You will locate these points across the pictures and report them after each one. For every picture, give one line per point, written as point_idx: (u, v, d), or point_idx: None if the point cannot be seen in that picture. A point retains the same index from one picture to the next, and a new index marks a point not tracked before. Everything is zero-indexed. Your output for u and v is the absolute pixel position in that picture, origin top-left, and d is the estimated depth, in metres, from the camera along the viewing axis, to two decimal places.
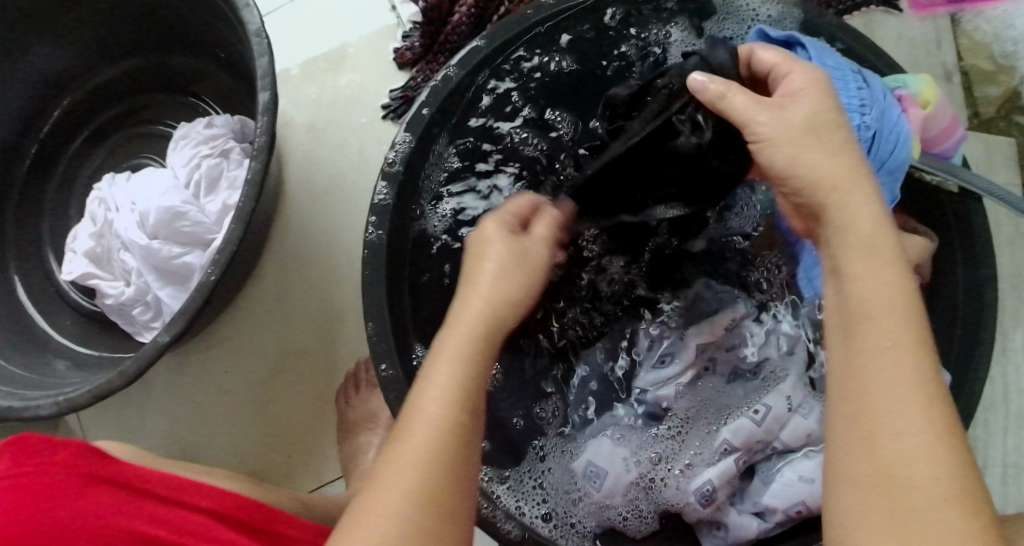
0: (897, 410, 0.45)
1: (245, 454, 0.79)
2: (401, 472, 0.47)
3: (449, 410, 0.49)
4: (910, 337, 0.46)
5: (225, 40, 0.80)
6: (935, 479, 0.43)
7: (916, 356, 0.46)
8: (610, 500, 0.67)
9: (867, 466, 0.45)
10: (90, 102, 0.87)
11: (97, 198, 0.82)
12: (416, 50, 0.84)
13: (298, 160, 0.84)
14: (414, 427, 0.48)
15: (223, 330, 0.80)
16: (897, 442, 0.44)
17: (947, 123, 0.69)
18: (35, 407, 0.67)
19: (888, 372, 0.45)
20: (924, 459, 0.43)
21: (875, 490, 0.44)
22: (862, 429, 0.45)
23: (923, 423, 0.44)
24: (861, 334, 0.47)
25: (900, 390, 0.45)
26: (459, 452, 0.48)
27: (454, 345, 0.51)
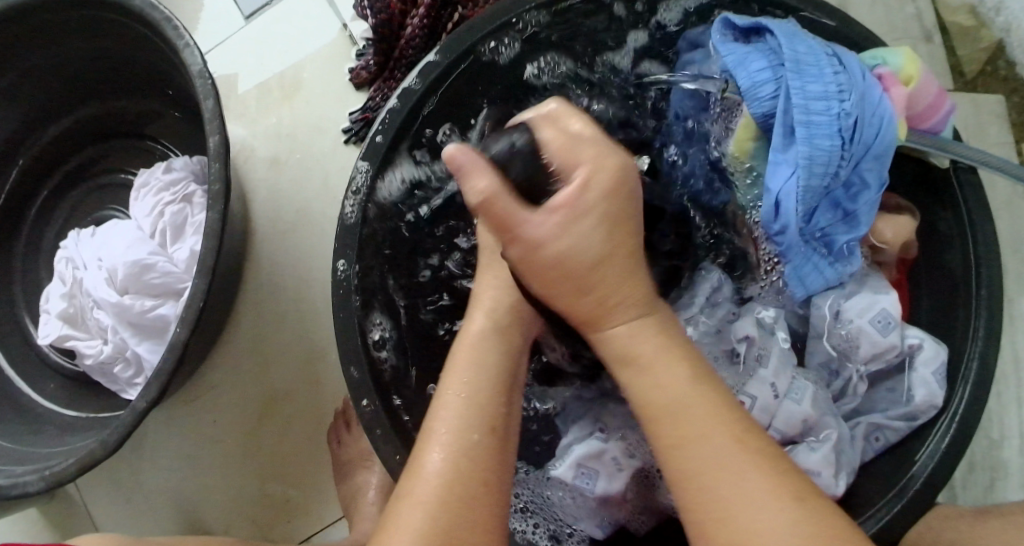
0: (709, 445, 0.47)
1: (242, 503, 0.78)
2: (423, 490, 0.47)
3: (459, 420, 0.50)
4: (706, 413, 0.48)
5: (177, 78, 0.76)
6: (768, 520, 0.44)
7: (730, 439, 0.47)
8: (602, 502, 0.65)
9: (705, 518, 0.46)
10: (47, 159, 0.85)
11: (64, 257, 0.81)
12: (371, 68, 0.81)
13: (263, 195, 0.81)
14: (427, 458, 0.49)
15: (206, 380, 0.79)
16: (729, 498, 0.45)
17: (934, 97, 0.66)
18: (22, 484, 0.66)
19: (690, 430, 0.48)
20: (750, 500, 0.45)
21: (718, 538, 0.45)
22: (695, 503, 0.47)
23: (767, 484, 0.45)
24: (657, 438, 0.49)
25: (712, 466, 0.46)
26: (478, 473, 0.48)
27: (476, 347, 0.54)
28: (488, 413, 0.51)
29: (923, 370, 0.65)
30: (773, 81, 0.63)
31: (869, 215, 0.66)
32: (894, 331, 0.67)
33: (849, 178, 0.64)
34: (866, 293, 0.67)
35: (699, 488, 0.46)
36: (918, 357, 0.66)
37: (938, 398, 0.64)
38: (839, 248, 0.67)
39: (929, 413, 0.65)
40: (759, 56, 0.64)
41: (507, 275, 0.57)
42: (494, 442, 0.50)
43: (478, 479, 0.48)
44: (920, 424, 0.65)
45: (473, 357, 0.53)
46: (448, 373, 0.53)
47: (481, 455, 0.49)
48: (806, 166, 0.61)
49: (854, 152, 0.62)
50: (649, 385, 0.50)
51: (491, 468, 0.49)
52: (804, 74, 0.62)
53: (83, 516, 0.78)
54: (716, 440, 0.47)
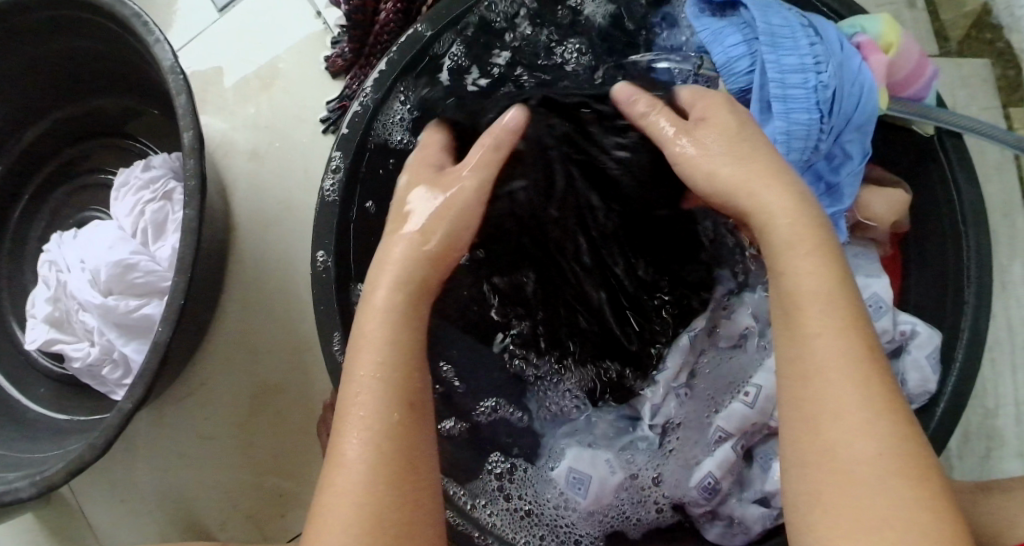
0: (839, 357, 0.48)
1: (237, 501, 0.78)
2: (349, 480, 0.48)
3: (374, 404, 0.50)
4: (860, 346, 0.48)
5: (150, 75, 0.76)
6: (878, 461, 0.46)
7: (875, 379, 0.48)
8: (595, 506, 0.65)
9: (814, 444, 0.48)
10: (26, 162, 0.84)
11: (47, 261, 0.81)
12: (347, 55, 0.80)
13: (244, 190, 0.80)
14: (344, 447, 0.49)
15: (194, 378, 0.79)
16: (843, 433, 0.47)
17: (916, 64, 0.64)
18: (13, 490, 0.66)
19: (836, 359, 0.48)
20: (869, 438, 0.46)
21: (817, 455, 0.47)
22: (800, 408, 0.49)
23: (887, 426, 0.47)
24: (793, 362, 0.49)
25: (841, 400, 0.47)
26: (399, 458, 0.49)
27: (378, 319, 0.53)
28: (403, 390, 0.51)
29: (917, 353, 0.65)
30: (748, 56, 0.62)
31: (852, 188, 0.64)
32: (887, 315, 0.66)
33: (830, 150, 0.63)
34: (860, 276, 0.67)
35: (822, 399, 0.48)
36: (911, 342, 0.65)
37: (930, 384, 0.63)
38: (824, 223, 0.65)
39: (921, 399, 0.64)
40: (734, 31, 0.63)
41: (412, 232, 0.56)
42: (412, 420, 0.50)
43: (404, 461, 0.49)
44: (915, 407, 0.64)
45: (378, 325, 0.52)
46: (356, 347, 0.52)
47: (390, 431, 0.49)
48: (784, 141, 0.60)
49: (834, 124, 0.61)
50: (843, 295, 0.50)
51: (410, 450, 0.49)
52: (779, 46, 0.60)
53: (80, 519, 0.78)
54: (844, 356, 0.48)
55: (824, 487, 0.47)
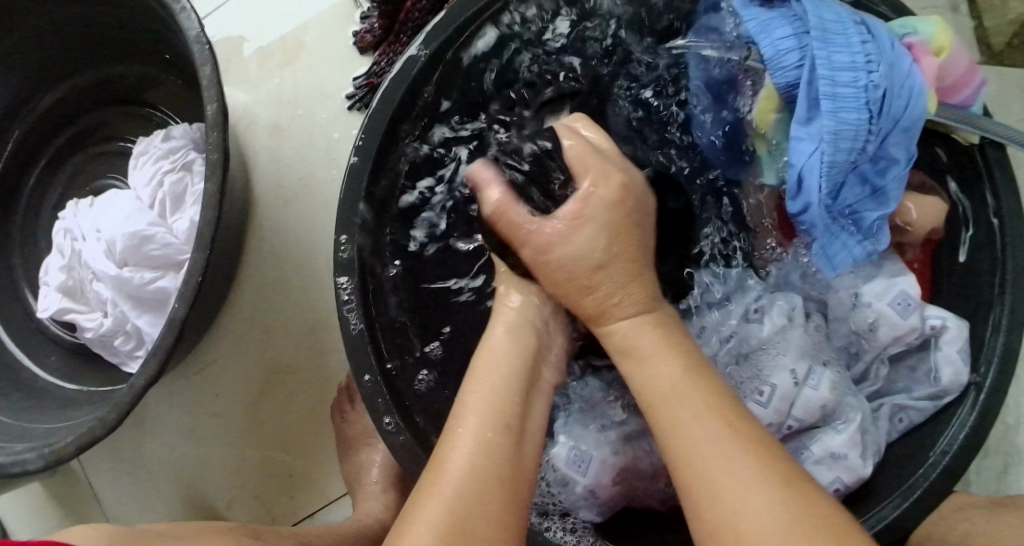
0: (710, 437, 0.48)
1: (246, 480, 0.77)
2: (450, 485, 0.48)
3: (488, 425, 0.52)
4: (715, 417, 0.49)
5: (173, 43, 0.74)
6: (753, 504, 0.45)
7: (734, 441, 0.47)
8: (595, 487, 0.64)
9: (712, 527, 0.46)
10: (44, 127, 0.83)
11: (62, 228, 0.79)
12: (376, 32, 0.77)
13: (265, 165, 0.79)
14: (450, 456, 0.50)
15: (208, 353, 0.78)
16: (727, 494, 0.46)
17: (964, 71, 0.63)
18: (23, 461, 0.65)
19: (698, 436, 0.48)
20: (738, 486, 0.45)
21: (716, 535, 0.45)
22: (688, 491, 0.47)
23: (758, 472, 0.46)
24: (658, 427, 0.51)
25: (707, 454, 0.47)
26: (498, 470, 0.50)
27: (521, 338, 0.58)
28: (501, 410, 0.53)
29: (947, 349, 0.63)
30: (798, 50, 0.60)
31: (897, 191, 0.63)
32: (914, 312, 0.64)
33: (876, 153, 0.61)
34: (881, 277, 0.65)
35: (698, 476, 0.47)
36: (941, 337, 0.64)
37: (964, 376, 0.62)
38: (868, 225, 0.63)
39: (955, 392, 0.63)
40: (783, 24, 0.61)
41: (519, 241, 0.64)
42: (511, 440, 0.52)
43: (504, 480, 0.50)
44: (947, 402, 0.63)
45: (496, 373, 0.55)
46: (474, 370, 0.56)
47: (496, 458, 0.50)
48: (831, 141, 0.58)
49: (882, 125, 0.59)
50: (711, 386, 0.51)
51: (508, 479, 0.50)
52: (830, 42, 0.59)
53: (87, 492, 0.78)
54: (715, 427, 0.48)
55: None
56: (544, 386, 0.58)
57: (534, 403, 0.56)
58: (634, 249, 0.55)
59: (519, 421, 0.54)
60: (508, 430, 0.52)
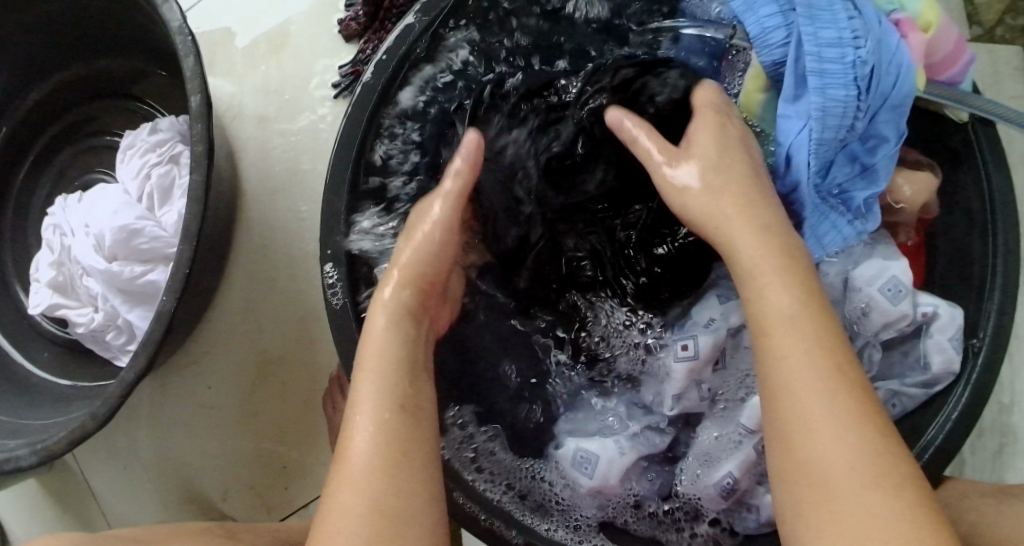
0: (809, 372, 0.48)
1: (241, 472, 0.78)
2: (359, 473, 0.50)
3: (381, 419, 0.52)
4: (827, 360, 0.49)
5: (156, 35, 0.73)
6: (843, 457, 0.46)
7: (849, 401, 0.47)
8: (603, 486, 0.64)
9: (790, 456, 0.48)
10: (31, 123, 0.82)
11: (52, 224, 0.79)
12: (361, 19, 0.77)
13: (252, 156, 0.79)
14: (353, 442, 0.51)
15: (200, 345, 0.78)
16: (813, 437, 0.47)
17: (953, 47, 0.62)
18: (15, 458, 0.65)
19: (803, 372, 0.48)
20: (836, 448, 0.46)
21: (791, 466, 0.48)
22: (776, 424, 0.49)
23: (857, 435, 0.46)
24: (762, 349, 0.51)
25: (806, 393, 0.48)
26: (394, 457, 0.50)
27: (392, 321, 0.56)
28: (398, 392, 0.53)
29: (938, 337, 0.63)
30: (784, 28, 0.60)
31: (887, 170, 0.62)
32: (905, 299, 0.63)
33: (865, 130, 0.61)
34: (875, 259, 0.64)
35: (785, 405, 0.48)
36: (932, 325, 0.63)
37: (954, 364, 0.61)
38: (858, 205, 0.63)
39: (946, 381, 0.62)
40: (769, 2, 0.61)
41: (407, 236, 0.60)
42: (407, 420, 0.52)
43: (397, 453, 0.50)
44: (938, 391, 0.62)
45: (380, 361, 0.54)
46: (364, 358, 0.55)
47: (389, 443, 0.51)
48: (820, 118, 0.58)
49: (870, 102, 0.59)
50: (824, 320, 0.50)
51: (414, 470, 0.50)
52: (816, 19, 0.59)
53: (83, 487, 0.78)
54: (823, 361, 0.48)
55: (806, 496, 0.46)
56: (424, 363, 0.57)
57: (425, 378, 0.56)
58: (747, 196, 0.56)
59: (413, 403, 0.53)
60: (402, 410, 0.52)
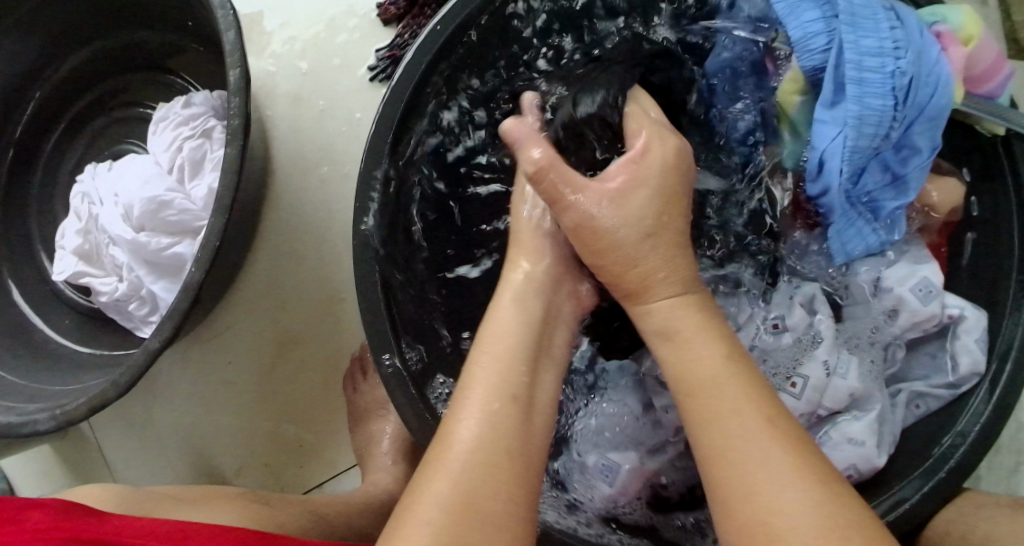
0: (743, 423, 0.49)
1: (257, 449, 0.78)
2: (461, 458, 0.48)
3: (490, 400, 0.51)
4: (759, 413, 0.49)
5: (194, 10, 0.74)
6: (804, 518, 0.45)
7: (786, 455, 0.47)
8: (622, 492, 0.65)
9: (744, 506, 0.46)
10: (64, 92, 0.83)
11: (81, 192, 0.80)
12: (400, 4, 0.77)
13: (284, 134, 0.79)
14: (459, 430, 0.50)
15: (222, 320, 0.78)
16: (781, 515, 0.45)
17: (993, 61, 0.62)
18: (33, 422, 0.64)
19: (734, 428, 0.49)
20: (793, 498, 0.45)
21: (749, 520, 0.46)
22: (719, 470, 0.48)
23: (806, 486, 0.46)
24: (696, 420, 0.51)
25: (737, 446, 0.48)
26: (500, 444, 0.49)
27: (508, 304, 0.56)
28: (513, 383, 0.52)
29: (964, 338, 0.63)
30: (826, 34, 0.59)
31: (919, 181, 0.62)
32: (935, 299, 0.64)
33: (899, 140, 0.61)
34: (906, 263, 0.65)
35: (726, 452, 0.48)
36: (958, 326, 0.63)
37: (981, 365, 0.62)
38: (886, 214, 0.64)
39: (970, 382, 0.62)
40: (812, 7, 0.60)
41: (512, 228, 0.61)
42: (520, 414, 0.51)
43: (512, 449, 0.50)
44: (963, 391, 0.62)
45: (504, 340, 0.54)
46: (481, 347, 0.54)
47: (502, 454, 0.49)
48: (856, 126, 0.58)
49: (907, 113, 0.59)
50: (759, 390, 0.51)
51: (507, 466, 0.49)
52: (859, 27, 0.59)
53: (96, 455, 0.78)
54: (757, 409, 0.49)
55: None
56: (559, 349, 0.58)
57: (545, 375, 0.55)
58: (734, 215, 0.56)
59: (527, 390, 0.53)
60: (514, 402, 0.51)
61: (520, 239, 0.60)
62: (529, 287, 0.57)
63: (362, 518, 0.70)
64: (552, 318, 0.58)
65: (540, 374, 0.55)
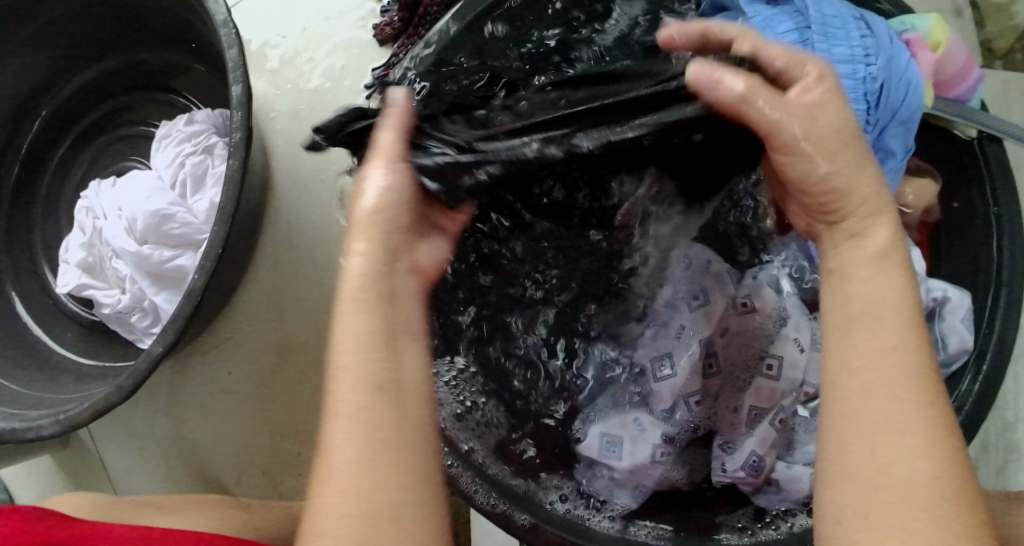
0: (888, 369, 0.44)
1: (257, 458, 0.79)
2: (345, 474, 0.44)
3: (371, 402, 0.45)
4: (909, 353, 0.44)
5: (197, 31, 0.77)
6: (908, 447, 0.42)
7: (926, 401, 0.43)
8: (634, 468, 0.63)
9: (860, 443, 0.43)
10: (69, 113, 0.85)
11: (85, 207, 0.82)
12: (396, 24, 0.80)
13: (284, 149, 0.81)
14: (331, 442, 0.44)
15: (222, 331, 0.79)
16: (886, 430, 0.43)
17: (963, 65, 0.65)
18: (37, 427, 0.65)
19: (881, 365, 0.44)
20: (916, 450, 0.42)
21: (864, 463, 0.43)
22: (843, 401, 0.44)
23: (938, 438, 0.43)
24: (843, 345, 0.46)
25: (872, 372, 0.44)
26: (379, 441, 0.44)
27: (356, 275, 0.48)
28: (376, 373, 0.45)
29: (951, 319, 0.64)
30: (799, 44, 0.63)
31: (894, 183, 0.65)
32: (918, 286, 0.65)
33: (874, 145, 0.63)
34: None
35: (864, 387, 0.44)
36: (944, 308, 0.65)
37: (969, 344, 0.63)
38: None
39: (961, 360, 0.63)
40: (785, 19, 0.64)
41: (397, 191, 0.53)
42: (390, 400, 0.45)
43: (391, 450, 0.44)
44: (954, 370, 0.63)
45: (353, 326, 0.46)
46: (339, 334, 0.47)
47: (377, 454, 0.44)
48: None
49: (880, 117, 0.61)
50: (918, 331, 0.45)
51: (387, 462, 0.44)
52: (830, 36, 0.61)
53: (98, 465, 0.79)
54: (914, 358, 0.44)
55: (869, 483, 0.42)
56: (417, 316, 0.50)
57: (404, 344, 0.48)
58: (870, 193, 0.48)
59: (395, 375, 0.46)
60: (384, 394, 0.45)
61: (353, 203, 0.52)
62: (366, 266, 0.48)
63: None
64: (399, 283, 0.50)
65: (406, 346, 0.48)
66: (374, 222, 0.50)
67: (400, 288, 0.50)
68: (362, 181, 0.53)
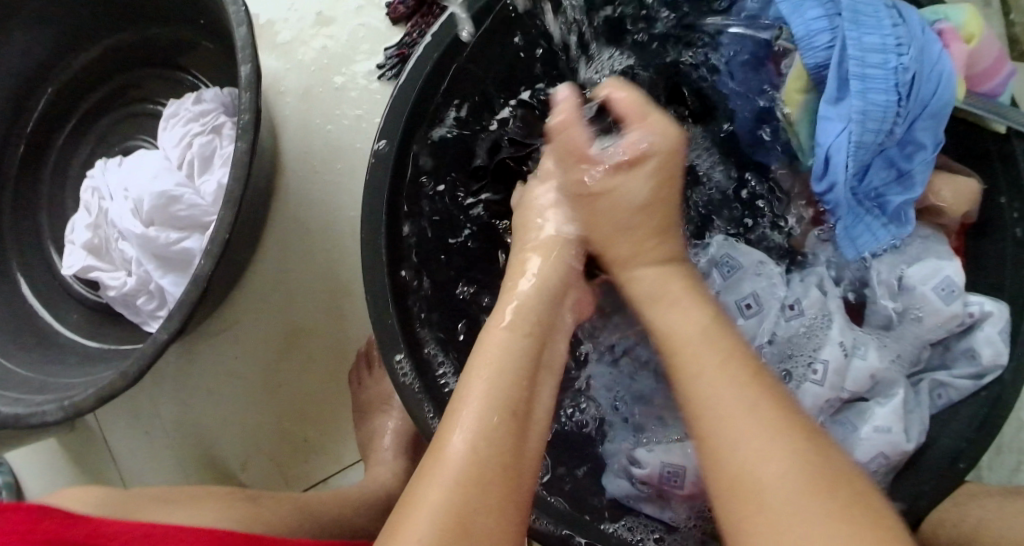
0: (740, 405, 0.48)
1: (264, 443, 0.78)
2: (444, 476, 0.47)
3: (488, 417, 0.50)
4: (752, 393, 0.48)
5: (203, 7, 0.75)
6: (775, 478, 0.44)
7: (781, 427, 0.46)
8: (694, 496, 0.63)
9: (735, 481, 0.45)
10: (74, 89, 0.84)
11: (91, 187, 0.80)
12: (408, 3, 0.78)
13: (292, 130, 0.79)
14: (450, 442, 0.49)
15: (227, 316, 0.78)
16: (754, 461, 0.45)
17: (994, 59, 0.63)
18: (41, 412, 0.64)
19: (728, 402, 0.48)
20: (778, 470, 0.44)
21: (740, 493, 0.45)
22: (708, 441, 0.48)
23: (798, 460, 0.45)
24: (689, 385, 0.50)
25: (730, 415, 0.47)
26: (497, 454, 0.49)
27: (505, 316, 0.56)
28: (508, 394, 0.51)
29: (988, 330, 0.62)
30: (829, 31, 0.61)
31: (923, 177, 0.63)
32: (957, 299, 0.63)
33: (903, 136, 0.62)
34: (929, 260, 0.65)
35: (726, 421, 0.47)
36: (982, 321, 0.63)
37: (1003, 357, 0.61)
38: (893, 210, 0.64)
39: (995, 372, 0.61)
40: (816, 5, 0.62)
41: (534, 243, 0.62)
42: (514, 427, 0.51)
43: (502, 471, 0.48)
44: (987, 382, 0.62)
45: (500, 354, 0.54)
46: (474, 360, 0.54)
47: (492, 467, 0.48)
48: (860, 120, 0.59)
49: (910, 109, 0.60)
50: (751, 368, 0.50)
51: (500, 477, 0.48)
52: (861, 24, 0.60)
53: (103, 448, 0.79)
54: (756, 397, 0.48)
55: (752, 507, 0.44)
56: (557, 357, 0.58)
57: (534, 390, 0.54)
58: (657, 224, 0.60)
59: (526, 400, 0.53)
60: (511, 414, 0.51)
61: (524, 241, 0.62)
62: (526, 304, 0.57)
63: (367, 513, 0.70)
64: (552, 329, 0.58)
65: (539, 386, 0.55)
66: (552, 250, 0.61)
67: (551, 343, 0.58)
68: (524, 207, 0.64)
